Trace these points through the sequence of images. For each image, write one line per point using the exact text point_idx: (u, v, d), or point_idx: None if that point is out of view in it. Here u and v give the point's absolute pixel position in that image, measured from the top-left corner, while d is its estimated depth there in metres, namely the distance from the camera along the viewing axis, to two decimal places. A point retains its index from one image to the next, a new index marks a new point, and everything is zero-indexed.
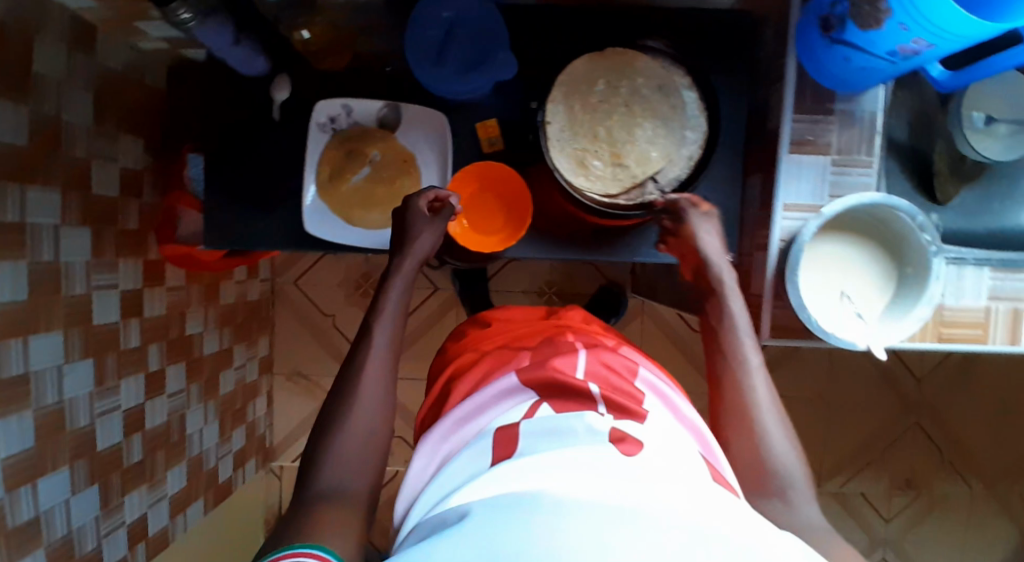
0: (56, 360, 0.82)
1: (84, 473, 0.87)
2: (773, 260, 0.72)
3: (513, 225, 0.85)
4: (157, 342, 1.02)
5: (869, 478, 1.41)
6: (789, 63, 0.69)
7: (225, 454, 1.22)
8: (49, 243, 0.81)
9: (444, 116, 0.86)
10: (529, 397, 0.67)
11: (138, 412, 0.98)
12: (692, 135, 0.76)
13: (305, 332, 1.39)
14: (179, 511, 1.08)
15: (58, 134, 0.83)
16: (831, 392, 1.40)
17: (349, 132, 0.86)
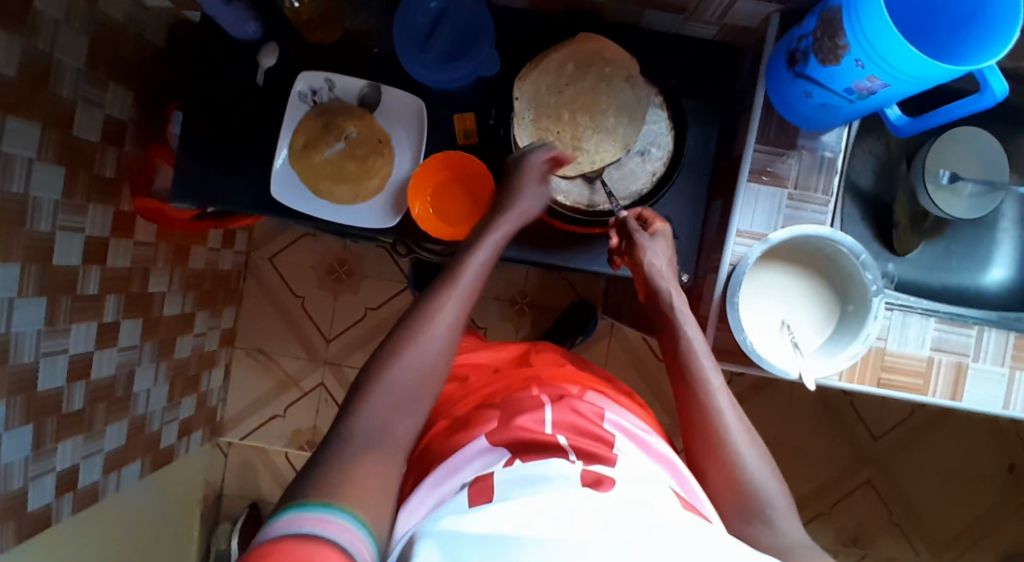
0: (8, 292, 0.82)
1: (20, 409, 0.87)
2: (721, 284, 0.70)
3: (477, 218, 0.79)
4: (116, 294, 1.02)
5: (816, 531, 1.37)
6: (757, 93, 0.71)
7: (170, 420, 1.22)
8: (21, 175, 0.81)
9: (424, 104, 0.80)
10: (500, 457, 0.60)
11: (85, 359, 0.98)
12: (654, 149, 0.76)
13: (273, 310, 1.40)
14: (112, 469, 1.08)
15: (47, 72, 0.83)
16: (787, 442, 1.36)
17: (328, 107, 0.80)
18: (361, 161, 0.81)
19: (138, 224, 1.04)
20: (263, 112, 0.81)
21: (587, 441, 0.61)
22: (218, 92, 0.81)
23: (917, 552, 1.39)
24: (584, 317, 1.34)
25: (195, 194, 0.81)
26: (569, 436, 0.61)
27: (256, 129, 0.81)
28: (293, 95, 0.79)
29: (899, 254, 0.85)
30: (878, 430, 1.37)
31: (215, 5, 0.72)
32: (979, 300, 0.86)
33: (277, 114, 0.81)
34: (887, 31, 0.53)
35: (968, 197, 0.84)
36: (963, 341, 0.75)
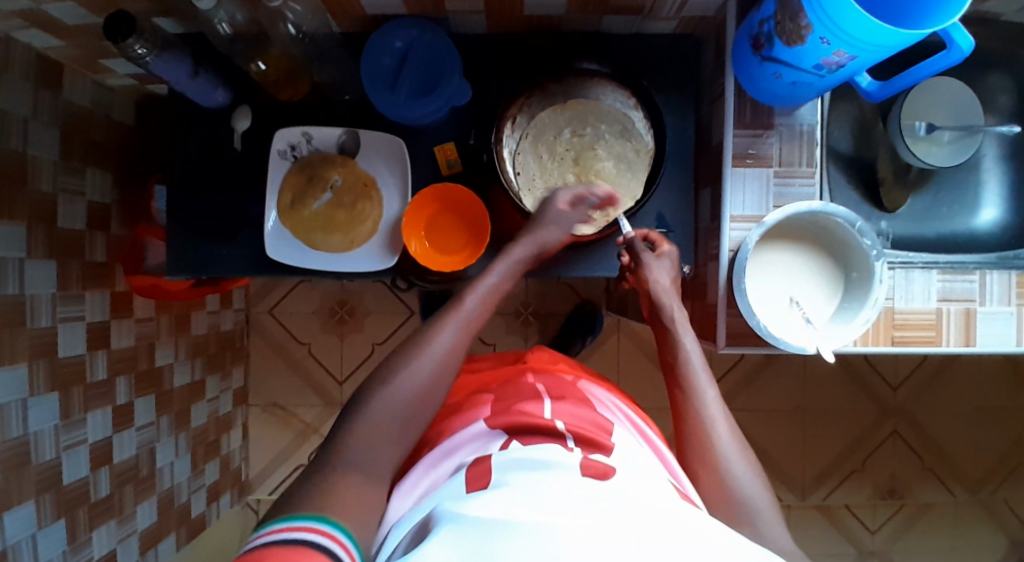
0: (20, 394, 0.82)
1: (50, 506, 0.87)
2: (724, 271, 0.71)
3: (473, 244, 0.79)
4: (125, 375, 1.01)
5: (852, 489, 1.38)
6: (727, 81, 0.72)
7: (198, 488, 1.22)
8: (14, 277, 0.82)
9: (402, 141, 0.81)
10: (498, 436, 0.66)
11: (106, 445, 0.97)
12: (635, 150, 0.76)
13: (281, 362, 1.39)
14: (149, 546, 1.08)
15: (22, 169, 0.83)
16: (809, 407, 1.37)
17: (309, 160, 0.80)
18: (349, 210, 0.81)
19: (136, 301, 1.04)
20: (246, 174, 0.82)
21: (587, 429, 0.66)
22: (197, 161, 0.81)
23: (954, 494, 1.40)
24: (589, 317, 1.35)
25: (191, 265, 0.81)
26: (568, 422, 0.66)
27: (240, 192, 0.82)
28: (272, 154, 0.80)
29: (889, 210, 0.87)
30: (896, 381, 1.38)
31: (182, 80, 0.73)
32: (975, 242, 0.87)
33: (259, 174, 0.82)
34: (846, 7, 0.54)
35: (948, 144, 0.84)
36: (968, 287, 0.76)
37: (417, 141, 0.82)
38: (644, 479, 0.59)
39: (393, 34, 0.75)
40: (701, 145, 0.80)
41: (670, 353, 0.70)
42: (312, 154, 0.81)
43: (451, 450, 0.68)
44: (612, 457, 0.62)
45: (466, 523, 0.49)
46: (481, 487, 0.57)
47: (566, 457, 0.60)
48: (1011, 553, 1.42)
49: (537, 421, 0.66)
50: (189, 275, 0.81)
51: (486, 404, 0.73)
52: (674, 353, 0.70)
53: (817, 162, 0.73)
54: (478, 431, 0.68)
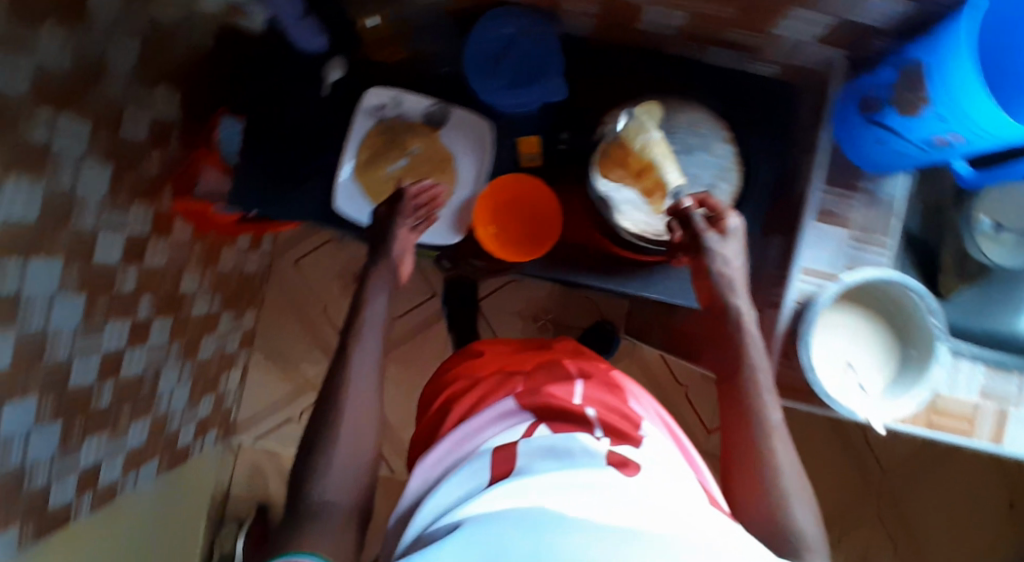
0: (49, 288, 0.80)
1: (50, 407, 0.85)
2: (785, 320, 0.70)
3: (539, 240, 0.79)
4: (150, 293, 0.99)
5: None
6: (824, 136, 0.72)
7: (190, 420, 1.20)
8: (69, 171, 0.80)
9: (490, 124, 0.80)
10: (526, 419, 0.70)
11: (116, 358, 0.95)
12: (724, 184, 0.75)
13: (293, 314, 1.38)
14: (133, 467, 1.06)
15: (100, 66, 0.82)
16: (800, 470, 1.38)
17: (393, 124, 0.80)
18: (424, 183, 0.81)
19: (177, 224, 1.02)
20: (326, 121, 0.81)
21: (615, 422, 0.69)
22: (281, 98, 0.80)
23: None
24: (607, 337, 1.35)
25: (250, 199, 0.80)
26: (598, 412, 0.70)
27: (316, 139, 0.81)
28: (360, 110, 0.79)
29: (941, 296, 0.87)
30: (890, 462, 1.39)
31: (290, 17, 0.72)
32: None
33: (338, 126, 0.81)
34: (974, 88, 0.55)
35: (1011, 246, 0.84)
36: (1008, 388, 0.77)
37: (501, 128, 0.82)
38: (673, 480, 0.62)
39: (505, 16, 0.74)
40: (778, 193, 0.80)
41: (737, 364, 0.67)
42: (397, 118, 0.80)
43: (472, 431, 0.72)
44: (639, 451, 0.65)
45: (491, 515, 0.54)
46: (505, 474, 0.62)
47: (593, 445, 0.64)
48: None
49: (567, 405, 0.71)
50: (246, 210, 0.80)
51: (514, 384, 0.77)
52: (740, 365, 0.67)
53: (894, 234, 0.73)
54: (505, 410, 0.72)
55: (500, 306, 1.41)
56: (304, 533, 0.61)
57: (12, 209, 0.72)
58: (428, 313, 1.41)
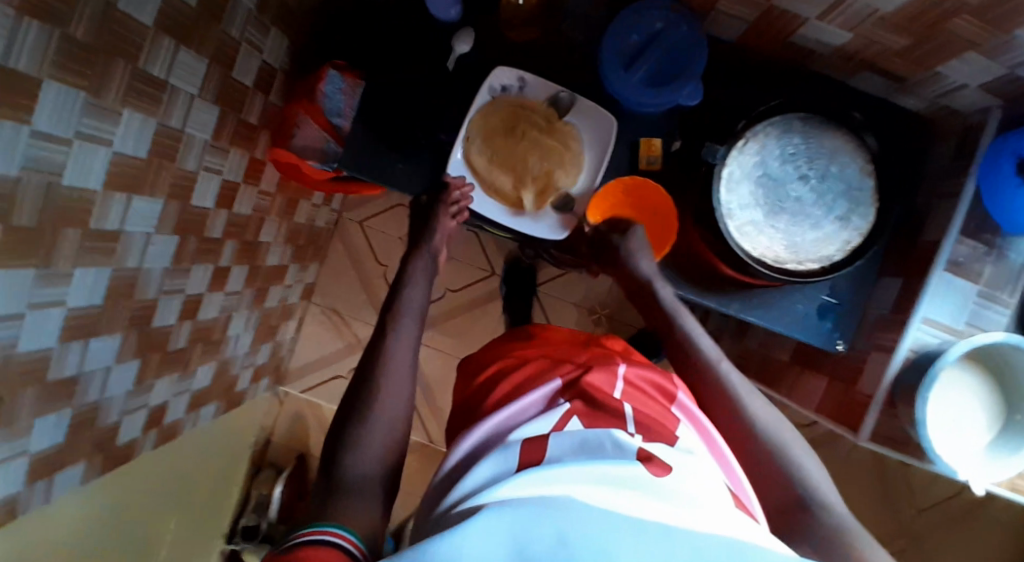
0: (147, 228, 0.80)
1: (132, 344, 0.85)
2: (893, 369, 0.69)
3: (650, 244, 0.78)
4: (234, 240, 1.00)
5: None
6: (967, 186, 0.68)
7: (248, 365, 1.21)
8: (181, 111, 0.79)
9: (614, 121, 0.77)
10: (561, 409, 0.62)
11: (196, 301, 0.96)
12: (858, 216, 0.71)
13: (354, 273, 1.38)
14: (194, 407, 1.08)
15: (223, 7, 0.79)
16: None
17: (515, 107, 0.77)
18: (540, 167, 0.77)
19: (266, 171, 1.02)
20: (445, 97, 0.79)
21: (651, 419, 0.60)
22: (403, 69, 0.79)
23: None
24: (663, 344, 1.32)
25: (361, 166, 0.78)
26: (635, 408, 0.61)
27: (433, 112, 0.79)
28: (484, 89, 0.77)
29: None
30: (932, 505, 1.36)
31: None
32: None
33: (458, 102, 0.79)
34: None
35: None
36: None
37: (625, 127, 0.79)
38: (704, 485, 0.53)
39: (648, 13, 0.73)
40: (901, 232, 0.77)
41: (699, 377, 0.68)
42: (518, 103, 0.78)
43: (507, 422, 0.64)
44: (677, 452, 0.56)
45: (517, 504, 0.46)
46: (533, 462, 0.55)
47: (625, 442, 0.56)
48: None
49: (602, 398, 0.62)
50: (357, 176, 0.79)
51: (555, 369, 0.69)
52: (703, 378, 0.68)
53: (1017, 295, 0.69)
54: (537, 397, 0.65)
55: (559, 293, 1.38)
56: (337, 503, 0.55)
57: (125, 145, 0.71)
58: (488, 289, 1.38)
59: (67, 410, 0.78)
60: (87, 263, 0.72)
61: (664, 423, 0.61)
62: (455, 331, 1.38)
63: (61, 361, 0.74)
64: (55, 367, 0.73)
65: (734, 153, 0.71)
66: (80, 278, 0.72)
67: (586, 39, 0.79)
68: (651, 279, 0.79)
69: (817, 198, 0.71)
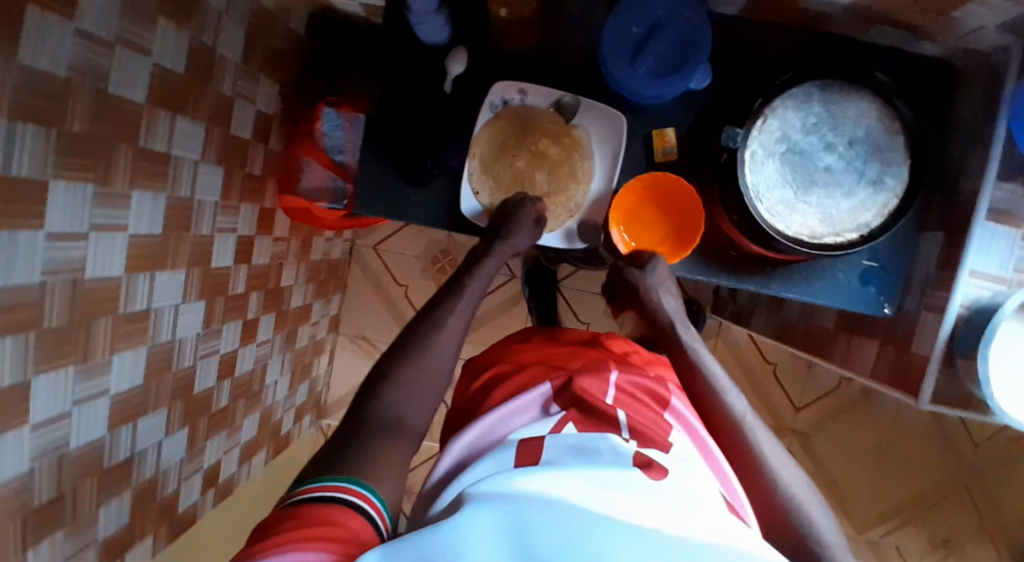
0: (174, 299, 0.79)
1: (179, 414, 0.86)
2: (947, 327, 0.67)
3: (677, 239, 0.76)
4: (258, 291, 0.99)
5: (909, 533, 1.37)
6: (999, 130, 0.65)
7: (289, 407, 1.21)
8: (188, 178, 0.77)
9: (624, 118, 0.75)
10: (556, 415, 0.61)
11: (231, 358, 0.96)
12: (891, 174, 0.70)
13: (376, 297, 1.37)
14: (245, 459, 1.08)
15: (212, 66, 0.78)
16: (888, 447, 1.36)
17: (518, 120, 0.75)
18: (551, 184, 0.77)
19: (277, 218, 1.01)
20: (450, 122, 0.77)
21: (648, 429, 0.58)
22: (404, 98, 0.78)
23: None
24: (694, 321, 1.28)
25: (378, 204, 0.77)
26: (631, 416, 0.59)
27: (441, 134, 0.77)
28: (485, 108, 0.75)
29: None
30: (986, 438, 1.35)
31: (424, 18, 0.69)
32: None
33: (463, 124, 0.77)
34: None
35: None
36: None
37: (636, 122, 0.77)
38: (697, 489, 0.52)
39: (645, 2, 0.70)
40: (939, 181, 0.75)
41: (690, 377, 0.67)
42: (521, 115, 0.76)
43: (498, 427, 0.62)
44: (670, 458, 0.55)
45: (509, 499, 0.46)
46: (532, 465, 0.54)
47: (621, 450, 0.55)
48: None
49: (599, 406, 0.60)
50: (374, 214, 0.77)
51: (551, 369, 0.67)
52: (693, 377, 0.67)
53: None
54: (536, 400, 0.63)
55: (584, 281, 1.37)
56: (375, 446, 0.55)
57: (140, 225, 0.70)
58: (511, 292, 1.37)
59: (127, 491, 0.78)
60: (123, 348, 0.72)
61: (658, 431, 0.59)
62: (484, 339, 1.37)
63: (114, 446, 0.74)
64: (109, 453, 0.73)
65: (754, 133, 0.69)
66: (119, 363, 0.72)
67: (584, 39, 0.76)
68: (684, 272, 0.78)
69: (846, 163, 0.70)
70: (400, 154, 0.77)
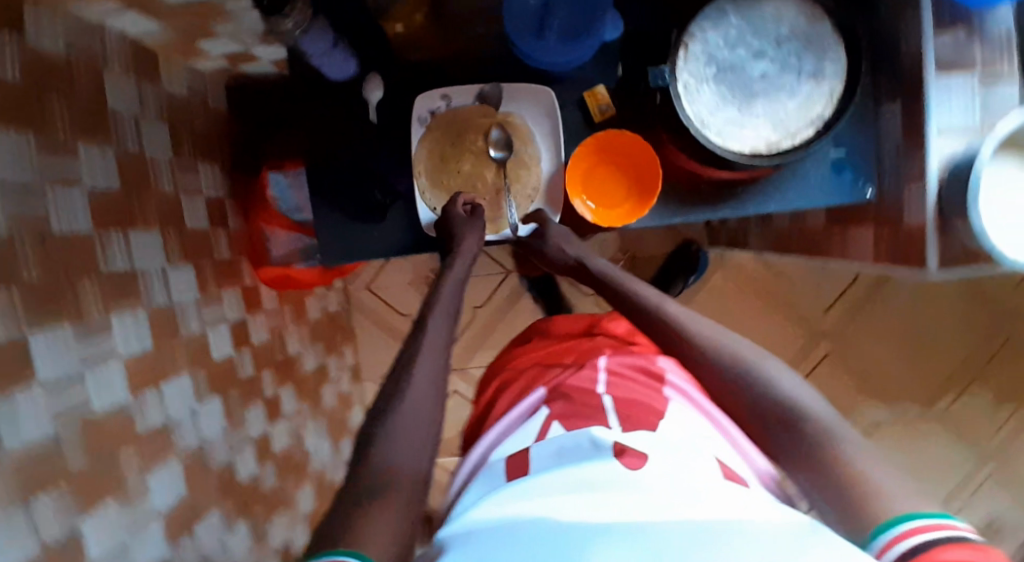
0: (189, 405, 0.80)
1: (230, 507, 0.87)
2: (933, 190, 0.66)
3: (639, 192, 0.74)
4: (267, 367, 1.00)
5: (975, 394, 1.34)
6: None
7: (339, 462, 1.23)
8: (160, 286, 0.78)
9: (551, 91, 0.74)
10: (545, 414, 0.64)
11: (263, 438, 0.97)
12: (830, 63, 0.68)
13: (385, 335, 1.38)
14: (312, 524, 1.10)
15: (145, 169, 0.78)
16: (924, 315, 1.34)
17: (450, 128, 0.75)
18: (501, 178, 0.76)
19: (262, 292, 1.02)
20: (384, 149, 0.78)
21: (635, 409, 0.62)
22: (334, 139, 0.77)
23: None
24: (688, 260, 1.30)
25: (343, 251, 0.78)
26: (614, 397, 0.64)
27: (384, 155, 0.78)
28: (413, 125, 0.74)
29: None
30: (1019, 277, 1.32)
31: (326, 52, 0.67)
32: None
33: (398, 148, 0.78)
34: None
35: None
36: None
37: (563, 91, 0.76)
38: (687, 459, 0.54)
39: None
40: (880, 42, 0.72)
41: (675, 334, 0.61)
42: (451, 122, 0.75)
43: (502, 436, 0.67)
44: (657, 434, 0.57)
45: (485, 528, 0.47)
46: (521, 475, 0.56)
47: (605, 435, 0.57)
48: None
49: (583, 395, 0.65)
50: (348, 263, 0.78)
51: (549, 373, 0.72)
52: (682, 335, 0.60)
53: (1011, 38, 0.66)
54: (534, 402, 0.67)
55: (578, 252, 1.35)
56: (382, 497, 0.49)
57: (130, 344, 0.71)
58: (511, 287, 1.37)
59: None
60: (155, 464, 0.73)
61: (649, 407, 0.63)
62: (501, 340, 1.37)
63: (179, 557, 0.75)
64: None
65: (680, 65, 0.67)
66: (157, 479, 0.73)
67: (486, 29, 0.76)
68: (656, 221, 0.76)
69: (783, 70, 0.68)
70: (351, 198, 0.77)
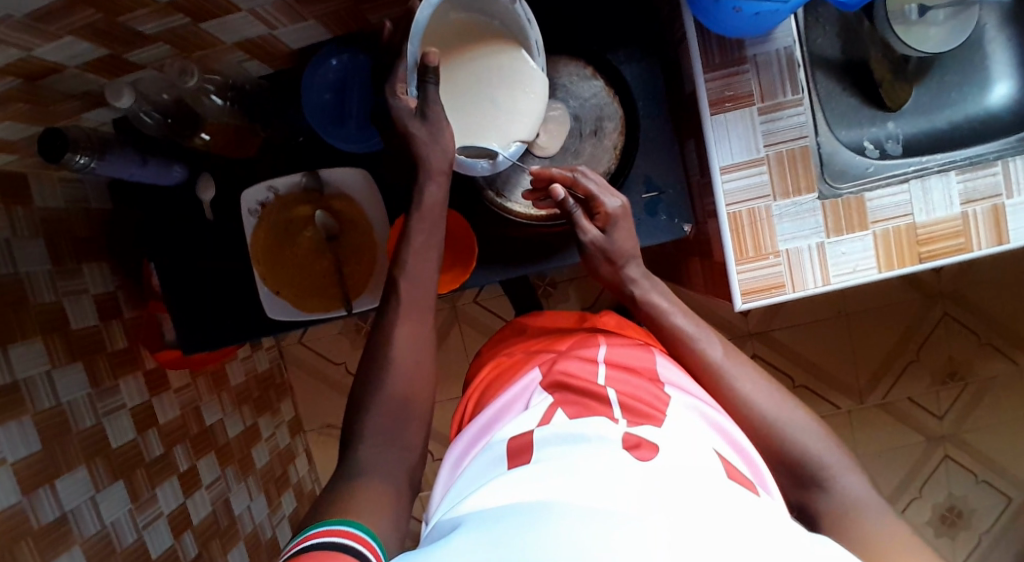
0: (42, 365, 0.93)
1: (103, 471, 0.98)
2: (812, 281, 0.77)
3: (460, 263, 0.89)
4: (182, 443, 1.17)
5: (875, 409, 1.44)
6: (704, 115, 0.75)
7: (248, 444, 1.36)
8: None
9: (367, 171, 0.86)
10: (546, 398, 0.71)
11: (134, 445, 1.06)
12: (609, 127, 0.83)
13: (322, 383, 1.58)
14: (189, 493, 1.15)
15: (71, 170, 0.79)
16: (827, 321, 1.42)
17: (281, 204, 0.87)
18: (329, 254, 0.88)
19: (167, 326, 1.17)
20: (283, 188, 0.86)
21: (638, 402, 0.67)
22: (252, 170, 0.90)
23: (923, 491, 1.46)
24: None
25: None
26: (619, 391, 0.68)
27: (277, 228, 0.87)
28: (246, 199, 0.86)
29: (893, 109, 0.83)
30: (884, 389, 1.44)
31: (135, 170, 0.81)
32: (992, 123, 0.82)
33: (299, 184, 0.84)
34: None
35: (945, 22, 0.79)
36: (992, 181, 0.74)
37: None
38: (692, 454, 0.59)
39: (335, 57, 0.82)
40: (694, 146, 0.83)
41: (704, 368, 0.74)
42: (279, 199, 0.87)
43: (495, 415, 0.75)
44: (659, 430, 0.62)
45: (495, 517, 0.51)
46: (524, 461, 0.61)
47: (611, 429, 0.63)
48: (991, 484, 1.47)
49: (586, 387, 0.70)
50: (293, 300, 0.87)
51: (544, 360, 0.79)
52: (706, 369, 0.74)
53: (767, 147, 0.75)
54: (516, 403, 0.74)
55: (493, 293, 1.44)
56: (393, 514, 0.62)
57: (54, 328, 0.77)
58: (443, 319, 1.46)
59: (75, 547, 0.91)
60: None
61: (651, 408, 0.66)
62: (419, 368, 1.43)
63: (37, 508, 0.86)
64: (34, 514, 0.85)
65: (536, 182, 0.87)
66: (6, 434, 0.85)
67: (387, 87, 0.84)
68: (486, 280, 0.91)
69: (571, 138, 0.83)
70: (272, 247, 0.87)
